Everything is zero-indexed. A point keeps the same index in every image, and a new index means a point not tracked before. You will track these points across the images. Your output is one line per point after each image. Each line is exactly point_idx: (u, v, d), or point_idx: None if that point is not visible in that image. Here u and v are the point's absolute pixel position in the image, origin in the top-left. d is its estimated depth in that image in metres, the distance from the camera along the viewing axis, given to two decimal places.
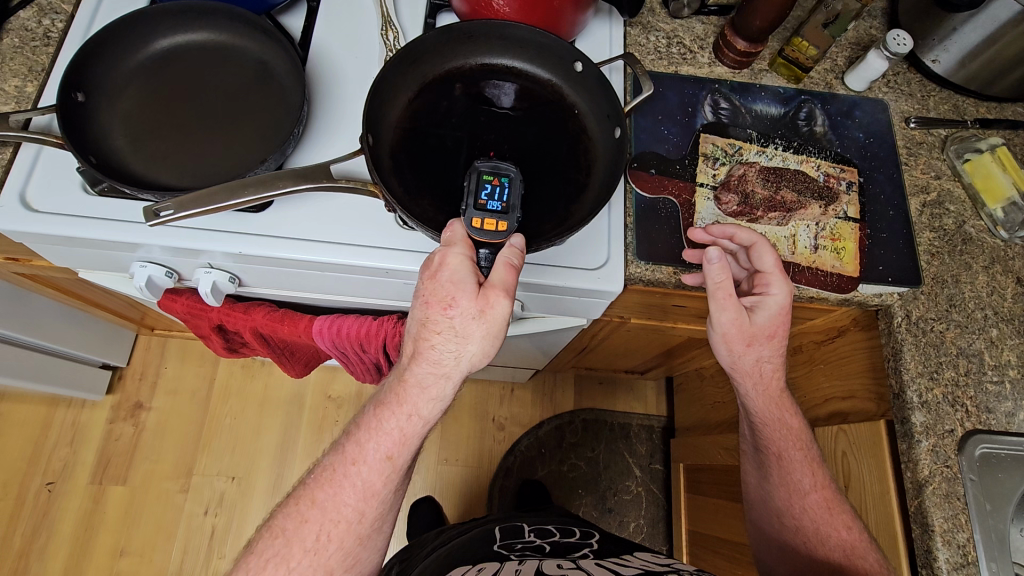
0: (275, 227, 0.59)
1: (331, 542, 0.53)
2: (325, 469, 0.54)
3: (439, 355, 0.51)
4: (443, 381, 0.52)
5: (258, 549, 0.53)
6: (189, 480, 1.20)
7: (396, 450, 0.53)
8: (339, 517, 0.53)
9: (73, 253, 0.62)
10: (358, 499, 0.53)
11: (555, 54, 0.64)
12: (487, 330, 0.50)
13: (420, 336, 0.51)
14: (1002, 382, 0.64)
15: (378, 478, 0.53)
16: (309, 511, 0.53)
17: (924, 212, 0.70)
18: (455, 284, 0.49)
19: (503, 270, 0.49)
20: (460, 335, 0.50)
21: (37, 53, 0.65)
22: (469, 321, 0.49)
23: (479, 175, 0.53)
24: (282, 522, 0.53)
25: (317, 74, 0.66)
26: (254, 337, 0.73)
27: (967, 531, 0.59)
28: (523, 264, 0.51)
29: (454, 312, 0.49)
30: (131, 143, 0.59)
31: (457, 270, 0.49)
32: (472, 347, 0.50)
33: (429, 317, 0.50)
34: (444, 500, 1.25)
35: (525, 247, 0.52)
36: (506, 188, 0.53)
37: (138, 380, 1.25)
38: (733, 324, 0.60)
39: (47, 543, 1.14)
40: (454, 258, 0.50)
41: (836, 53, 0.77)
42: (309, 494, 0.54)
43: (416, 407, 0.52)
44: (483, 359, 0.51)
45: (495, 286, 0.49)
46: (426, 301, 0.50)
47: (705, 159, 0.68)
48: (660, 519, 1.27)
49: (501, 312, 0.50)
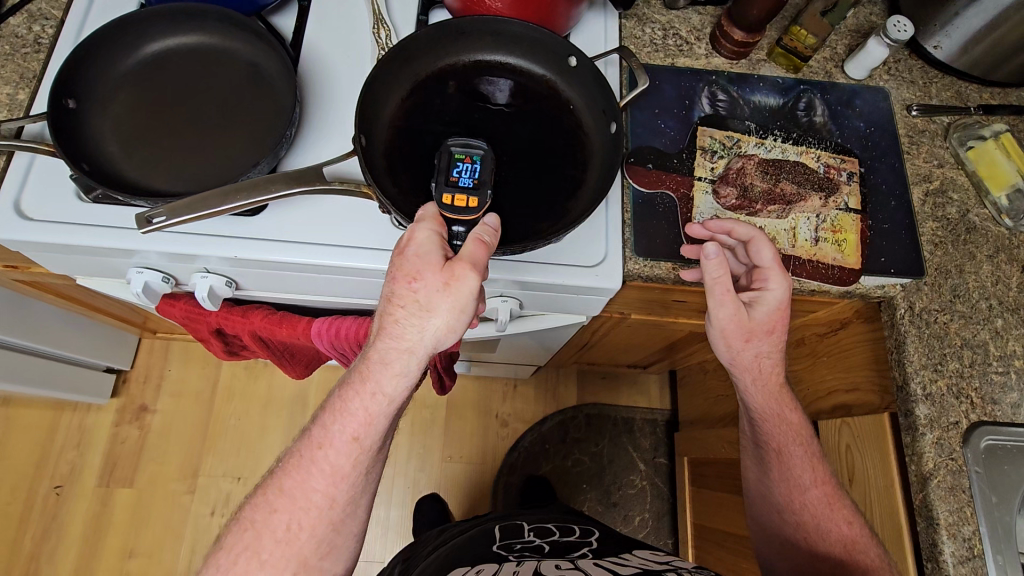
0: (265, 229, 0.59)
1: (302, 530, 0.52)
2: (291, 455, 0.53)
3: (402, 329, 0.49)
4: (406, 357, 0.49)
5: (228, 543, 0.52)
6: (195, 481, 1.21)
7: (362, 432, 0.51)
8: (309, 504, 0.52)
9: (69, 261, 0.62)
10: (326, 483, 0.52)
11: (549, 49, 0.63)
12: (453, 304, 0.48)
13: (385, 312, 0.49)
14: (1008, 373, 0.64)
15: (345, 462, 0.52)
16: (277, 501, 0.52)
17: (927, 202, 0.69)
18: (421, 258, 0.48)
19: (472, 244, 0.49)
20: (425, 308, 0.48)
21: (28, 60, 0.65)
22: (434, 293, 0.48)
23: (451, 154, 0.55)
24: (250, 515, 0.52)
25: (308, 75, 0.66)
26: (253, 340, 0.74)
27: (973, 524, 0.59)
28: (496, 243, 0.51)
29: (419, 285, 0.48)
30: (124, 148, 0.59)
31: (424, 244, 0.49)
32: (436, 321, 0.48)
33: (395, 292, 0.49)
34: (447, 497, 1.25)
35: (499, 227, 0.52)
36: (477, 165, 0.54)
37: (143, 383, 1.26)
38: (732, 320, 0.59)
39: (56, 546, 1.15)
40: (422, 233, 0.49)
41: (836, 41, 0.75)
42: (277, 483, 0.52)
43: (378, 384, 0.50)
44: (449, 335, 0.49)
45: (463, 259, 0.48)
46: (392, 276, 0.49)
47: (703, 152, 0.67)
48: (665, 512, 1.27)
49: (469, 286, 0.48)
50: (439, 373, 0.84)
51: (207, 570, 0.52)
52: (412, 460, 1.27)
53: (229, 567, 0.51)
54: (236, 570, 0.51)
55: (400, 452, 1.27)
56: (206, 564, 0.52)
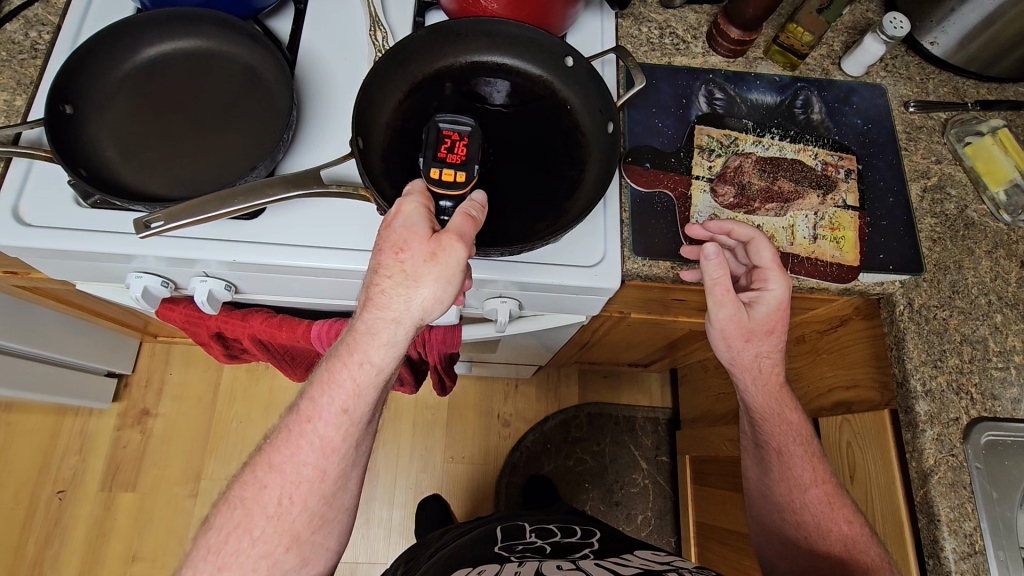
0: (263, 232, 0.59)
1: (294, 505, 0.52)
2: (280, 431, 0.53)
3: (388, 299, 0.49)
4: (392, 326, 0.50)
5: (218, 522, 0.52)
6: (198, 484, 1.21)
7: (351, 403, 0.51)
8: (299, 478, 0.51)
9: (69, 267, 0.62)
10: (317, 456, 0.52)
11: (546, 49, 0.63)
12: (440, 274, 0.48)
13: (372, 283, 0.49)
14: (1008, 368, 0.64)
15: (335, 433, 0.52)
16: (267, 476, 0.52)
17: (925, 198, 0.69)
18: (408, 229, 0.48)
19: (460, 218, 0.49)
20: (412, 278, 0.48)
21: (26, 66, 0.65)
22: (421, 263, 0.48)
23: (439, 130, 0.55)
24: (239, 493, 0.52)
25: (305, 78, 0.66)
26: (253, 343, 0.74)
27: (974, 520, 0.59)
28: (483, 217, 0.51)
29: (406, 255, 0.48)
30: (121, 153, 0.59)
31: (411, 216, 0.49)
32: (423, 290, 0.48)
33: (382, 263, 0.49)
34: (450, 496, 1.26)
35: (487, 204, 0.53)
36: (464, 141, 0.54)
37: (144, 387, 1.26)
38: (732, 319, 0.59)
39: (60, 550, 1.15)
40: (409, 205, 0.50)
41: (833, 38, 0.75)
42: (265, 458, 0.52)
43: (366, 354, 0.50)
44: (436, 305, 0.49)
45: (451, 231, 0.48)
46: (379, 248, 0.49)
47: (701, 151, 0.67)
48: (668, 510, 1.27)
49: (455, 258, 0.48)
50: (440, 374, 0.84)
51: (197, 550, 0.51)
52: (414, 460, 1.27)
53: (220, 545, 0.51)
54: (227, 549, 0.50)
55: (402, 451, 1.28)
56: (196, 544, 0.52)
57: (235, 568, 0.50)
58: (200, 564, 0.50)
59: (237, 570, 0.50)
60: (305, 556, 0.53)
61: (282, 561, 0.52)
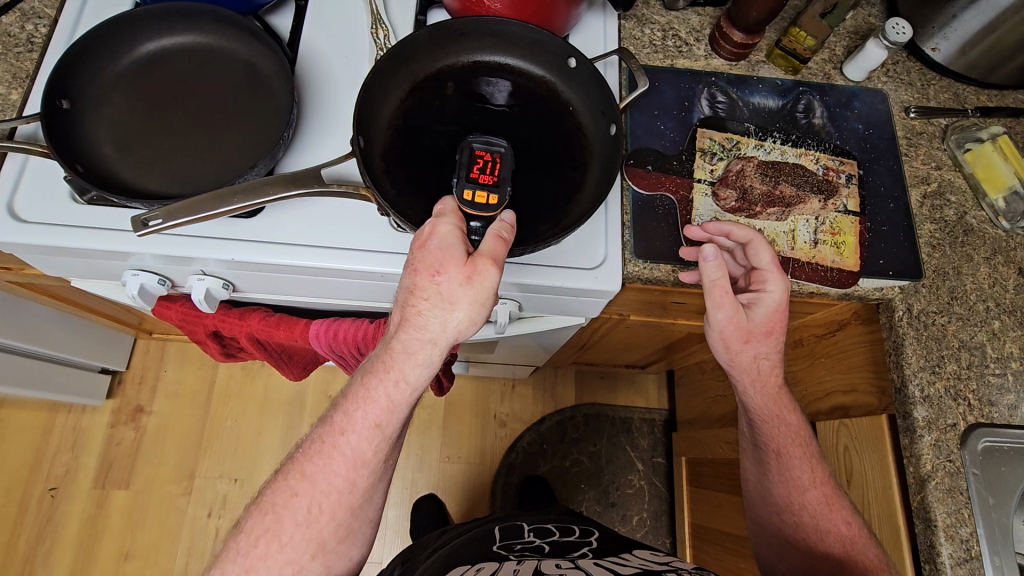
0: (271, 232, 0.59)
1: (322, 514, 0.52)
2: (312, 442, 0.53)
3: (425, 321, 0.49)
4: (429, 347, 0.50)
5: (249, 526, 0.51)
6: (192, 483, 1.21)
7: (384, 418, 0.51)
8: (329, 488, 0.51)
9: (64, 263, 0.61)
10: (348, 468, 0.52)
11: (550, 50, 0.63)
12: (475, 298, 0.48)
13: (407, 303, 0.49)
14: (1005, 375, 0.64)
15: (367, 448, 0.52)
16: (299, 485, 0.52)
17: (925, 203, 0.69)
18: (444, 252, 0.48)
19: (492, 241, 0.49)
20: (447, 301, 0.48)
21: (20, 60, 0.64)
22: (457, 287, 0.48)
23: (472, 150, 0.54)
24: (272, 498, 0.52)
25: (306, 76, 0.65)
26: (250, 342, 0.73)
27: (970, 525, 0.59)
28: (514, 239, 0.50)
29: (442, 278, 0.48)
30: (120, 150, 0.58)
31: (446, 238, 0.49)
32: (458, 314, 0.48)
33: (417, 284, 0.48)
34: (447, 497, 1.25)
35: (516, 226, 0.52)
36: (497, 163, 0.54)
37: (138, 384, 1.25)
38: (731, 322, 0.60)
39: (52, 548, 1.14)
40: (444, 227, 0.49)
41: (835, 42, 0.76)
42: (298, 467, 0.52)
43: (402, 373, 0.50)
44: (470, 327, 0.50)
45: (484, 255, 0.48)
46: (414, 269, 0.48)
47: (703, 154, 0.67)
48: (663, 512, 1.28)
49: (490, 281, 0.48)
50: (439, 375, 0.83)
51: (225, 553, 0.51)
52: (410, 459, 1.27)
53: (249, 549, 0.50)
54: (255, 553, 0.50)
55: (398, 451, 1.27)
56: (225, 547, 0.52)
57: (263, 570, 0.50)
58: (228, 566, 0.50)
59: (264, 573, 0.50)
60: (329, 564, 0.53)
61: (307, 569, 0.51)
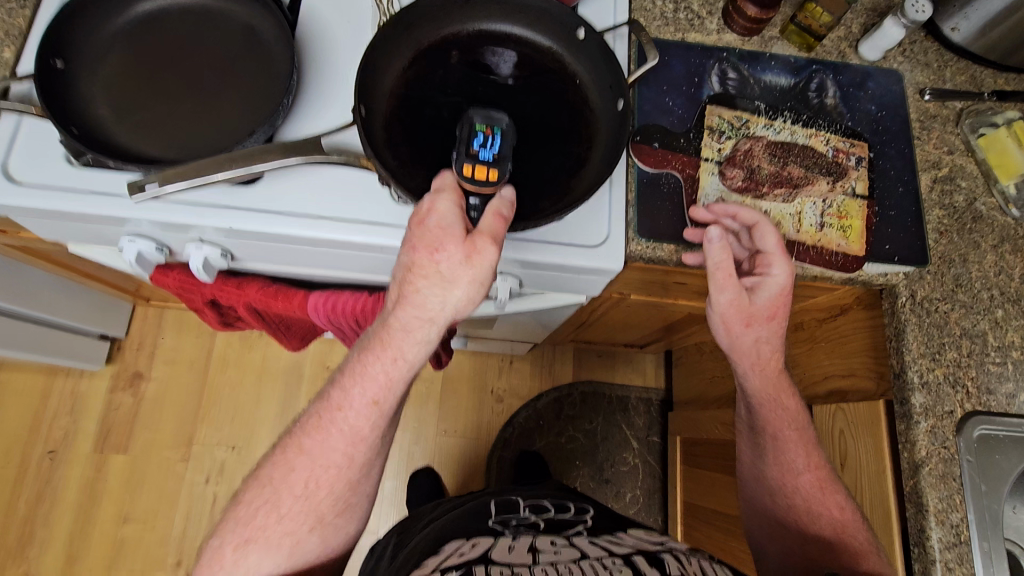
0: (269, 203, 0.58)
1: (321, 488, 0.52)
2: (311, 417, 0.53)
3: (423, 299, 0.48)
4: (427, 326, 0.49)
5: (248, 498, 0.53)
6: (190, 449, 1.22)
7: (382, 395, 0.51)
8: (328, 462, 0.52)
9: (60, 227, 0.61)
10: (346, 444, 0.52)
11: (557, 20, 0.61)
12: (475, 277, 0.48)
13: (405, 282, 0.48)
14: (1005, 364, 0.64)
15: (365, 423, 0.52)
16: (297, 459, 0.52)
17: (934, 188, 0.68)
18: (443, 230, 0.47)
19: (491, 218, 0.48)
20: (446, 280, 0.47)
21: (13, 15, 0.62)
22: (456, 265, 0.47)
23: (473, 125, 0.52)
24: (271, 471, 0.53)
25: (306, 41, 0.64)
26: (248, 312, 0.73)
27: (961, 511, 0.59)
28: (513, 217, 0.50)
29: (441, 257, 0.47)
30: (114, 112, 0.57)
31: (446, 216, 0.48)
32: (458, 293, 0.48)
33: (415, 262, 0.47)
34: (442, 469, 1.26)
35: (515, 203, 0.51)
36: (499, 138, 0.52)
37: (136, 350, 1.25)
38: (732, 305, 0.59)
39: (52, 509, 1.16)
40: (442, 205, 0.48)
41: (851, 19, 0.73)
42: (297, 441, 0.53)
43: (400, 350, 0.50)
44: (470, 306, 0.49)
45: (484, 232, 0.47)
46: (412, 247, 0.48)
47: (711, 133, 0.66)
48: (656, 490, 1.29)
49: (489, 259, 0.47)
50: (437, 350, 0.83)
51: (227, 522, 0.52)
52: (407, 431, 1.28)
53: (250, 520, 0.51)
54: (255, 523, 0.51)
55: None
56: (226, 516, 0.53)
57: (262, 541, 0.51)
58: (229, 535, 0.51)
59: (264, 543, 0.51)
60: (326, 536, 0.54)
61: (305, 541, 0.52)
